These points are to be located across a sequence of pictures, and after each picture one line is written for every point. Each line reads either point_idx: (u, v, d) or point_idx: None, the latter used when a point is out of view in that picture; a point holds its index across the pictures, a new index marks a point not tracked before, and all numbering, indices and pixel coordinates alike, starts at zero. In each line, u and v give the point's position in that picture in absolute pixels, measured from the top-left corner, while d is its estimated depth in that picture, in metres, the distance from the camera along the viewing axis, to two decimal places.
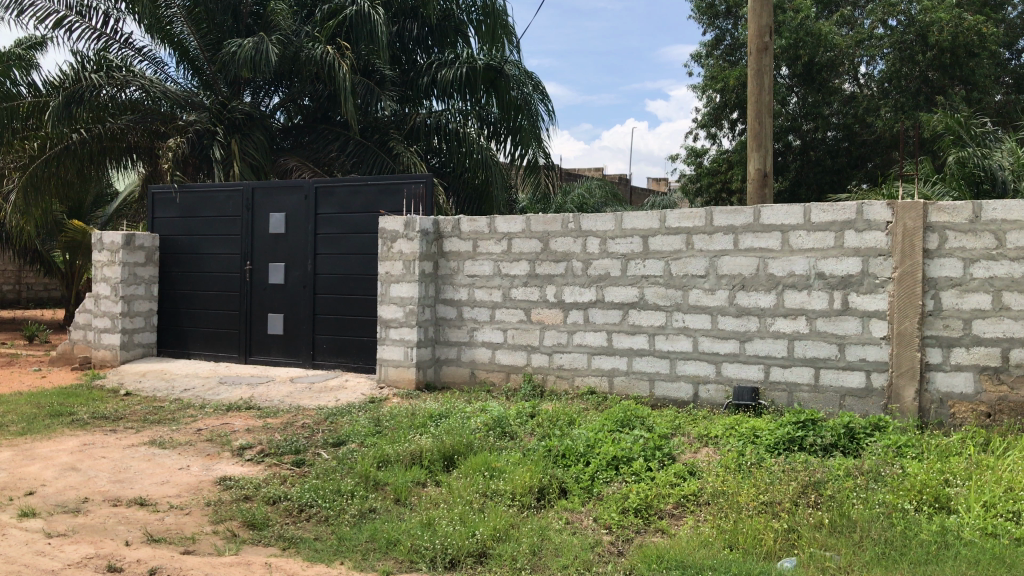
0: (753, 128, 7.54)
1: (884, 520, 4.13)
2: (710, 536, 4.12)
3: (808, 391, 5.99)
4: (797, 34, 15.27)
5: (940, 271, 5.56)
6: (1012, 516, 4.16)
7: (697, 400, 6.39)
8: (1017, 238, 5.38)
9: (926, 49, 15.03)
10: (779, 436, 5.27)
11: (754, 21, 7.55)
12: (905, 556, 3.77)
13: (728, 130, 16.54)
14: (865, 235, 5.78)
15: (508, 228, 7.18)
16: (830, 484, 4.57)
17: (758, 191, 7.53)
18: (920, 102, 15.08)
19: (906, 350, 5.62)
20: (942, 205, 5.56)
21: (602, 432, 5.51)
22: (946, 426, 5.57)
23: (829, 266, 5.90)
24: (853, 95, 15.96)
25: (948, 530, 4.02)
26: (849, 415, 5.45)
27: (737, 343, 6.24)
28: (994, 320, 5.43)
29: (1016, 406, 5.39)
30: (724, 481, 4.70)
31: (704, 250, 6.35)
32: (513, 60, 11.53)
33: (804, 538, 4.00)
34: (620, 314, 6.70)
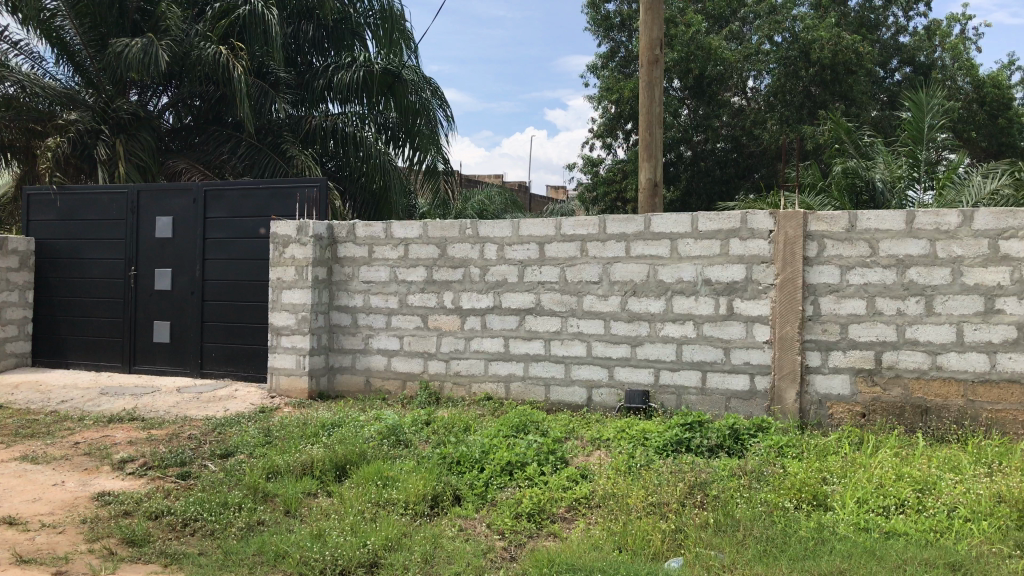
0: (644, 138, 7.71)
1: (766, 518, 4.28)
2: (601, 537, 4.20)
3: (695, 394, 6.17)
4: (687, 48, 15.72)
5: (819, 278, 5.83)
6: (882, 511, 4.38)
7: (590, 404, 6.50)
8: (889, 247, 5.67)
9: (808, 65, 15.69)
10: (667, 437, 5.41)
11: (645, 34, 7.72)
12: (784, 552, 3.92)
13: (622, 140, 16.91)
14: (749, 243, 5.99)
15: (404, 234, 7.12)
16: (715, 484, 4.71)
17: (649, 200, 7.70)
18: (804, 117, 15.75)
19: (787, 354, 5.86)
20: (821, 215, 5.81)
21: (497, 438, 5.52)
22: (824, 426, 5.83)
23: (715, 273, 6.09)
24: (741, 108, 16.66)
25: (824, 526, 4.20)
26: (734, 417, 5.63)
27: (629, 347, 6.36)
28: (868, 324, 5.71)
29: (888, 406, 5.67)
30: (614, 483, 4.80)
31: (598, 257, 6.46)
32: (411, 65, 11.48)
33: (689, 539, 4.10)
34: (516, 320, 6.73)
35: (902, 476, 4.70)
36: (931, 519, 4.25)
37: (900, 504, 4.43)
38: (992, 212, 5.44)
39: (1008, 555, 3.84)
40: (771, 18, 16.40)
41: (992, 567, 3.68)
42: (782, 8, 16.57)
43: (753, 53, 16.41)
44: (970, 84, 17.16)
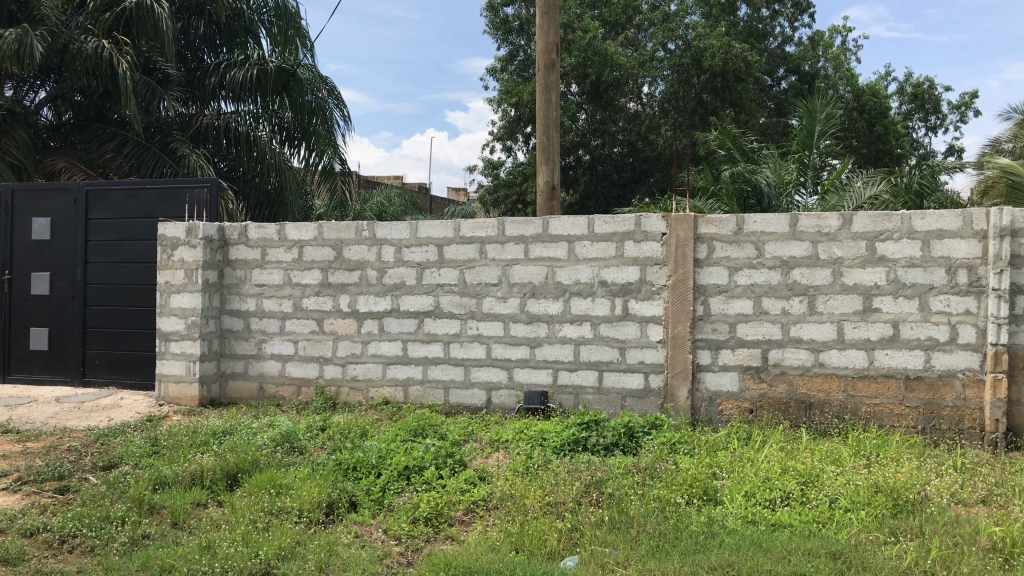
0: (541, 142, 7.79)
1: (658, 514, 4.38)
2: (498, 539, 4.21)
3: (592, 394, 6.26)
4: (584, 53, 15.94)
5: (709, 279, 6.00)
6: (769, 503, 4.54)
7: (489, 406, 6.51)
8: (774, 249, 5.88)
9: (700, 72, 16.09)
10: (565, 437, 5.48)
11: (542, 38, 7.79)
12: (676, 547, 4.01)
13: (522, 143, 17.04)
14: (643, 245, 6.11)
15: (298, 236, 6.97)
16: (610, 482, 4.78)
17: (547, 203, 7.78)
18: (696, 123, 16.24)
19: (679, 352, 6.01)
20: (710, 218, 5.99)
21: (394, 442, 5.46)
22: (714, 423, 6.01)
23: (611, 274, 6.19)
24: (637, 113, 17.00)
25: (714, 520, 4.32)
26: (628, 416, 5.74)
27: (528, 349, 6.40)
28: (755, 323, 5.92)
29: (774, 402, 5.89)
30: (512, 484, 4.81)
31: (497, 259, 6.47)
32: (307, 64, 11.27)
33: (585, 537, 4.15)
34: (415, 323, 6.68)
35: (787, 469, 4.89)
36: (815, 510, 4.42)
37: (785, 497, 4.60)
38: (869, 215, 5.71)
39: (885, 542, 4.03)
40: (664, 25, 16.79)
41: (869, 553, 3.86)
42: (675, 17, 17.00)
43: (649, 60, 16.79)
44: (850, 93, 18.00)
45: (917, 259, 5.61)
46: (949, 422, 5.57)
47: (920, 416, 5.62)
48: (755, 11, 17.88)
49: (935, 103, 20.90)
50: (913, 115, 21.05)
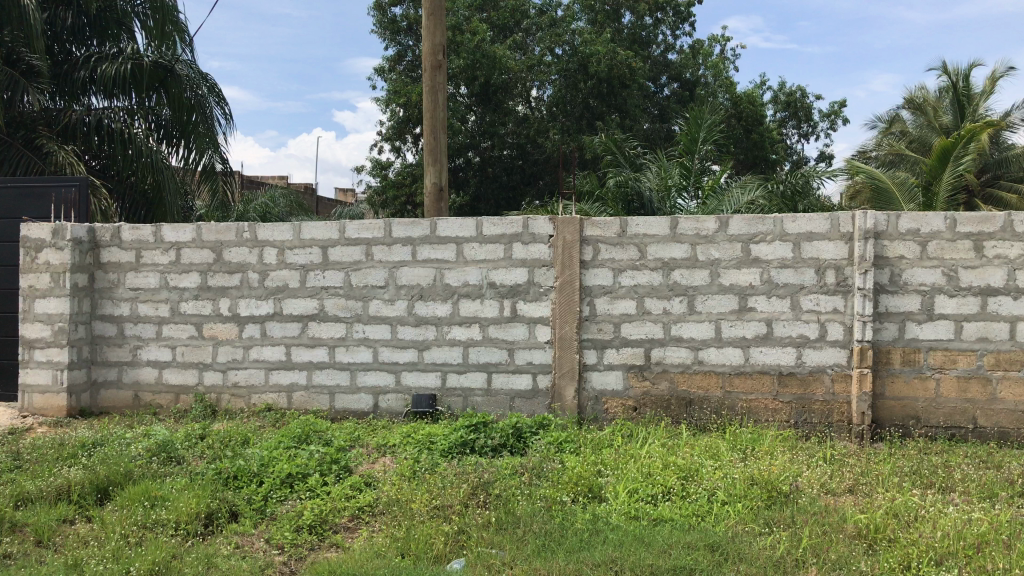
0: (428, 143, 7.76)
1: (544, 513, 4.42)
2: (383, 545, 4.16)
3: (481, 395, 6.27)
4: (473, 55, 15.90)
5: (594, 280, 6.11)
6: (651, 498, 4.66)
7: (376, 410, 6.43)
8: (656, 251, 6.04)
9: (586, 78, 16.41)
10: (452, 440, 5.46)
11: (428, 39, 7.74)
12: (561, 546, 4.05)
13: (411, 143, 16.96)
14: (531, 247, 6.16)
15: (175, 238, 6.71)
16: (497, 483, 4.79)
17: (435, 204, 7.77)
18: (583, 127, 16.57)
19: (566, 352, 6.09)
20: (595, 221, 6.10)
21: (277, 450, 5.32)
22: (599, 421, 6.13)
23: (499, 276, 6.22)
24: (525, 117, 16.99)
25: (598, 517, 4.40)
26: (516, 416, 5.79)
27: (415, 352, 6.35)
28: (637, 323, 6.06)
29: (656, 400, 6.04)
30: (399, 489, 4.77)
31: (384, 261, 6.40)
32: (185, 59, 10.82)
33: (471, 539, 4.15)
34: (299, 327, 6.53)
35: (668, 464, 5.03)
36: (694, 504, 4.56)
37: (667, 491, 4.73)
38: (744, 218, 5.93)
39: (760, 532, 4.18)
40: (551, 30, 16.99)
41: (746, 545, 3.99)
42: (562, 22, 17.22)
43: (536, 64, 16.83)
44: (729, 101, 18.67)
45: (789, 260, 5.86)
46: (819, 415, 5.85)
47: (793, 410, 5.88)
48: (638, 18, 18.30)
49: (806, 112, 21.93)
50: (785, 122, 22.03)
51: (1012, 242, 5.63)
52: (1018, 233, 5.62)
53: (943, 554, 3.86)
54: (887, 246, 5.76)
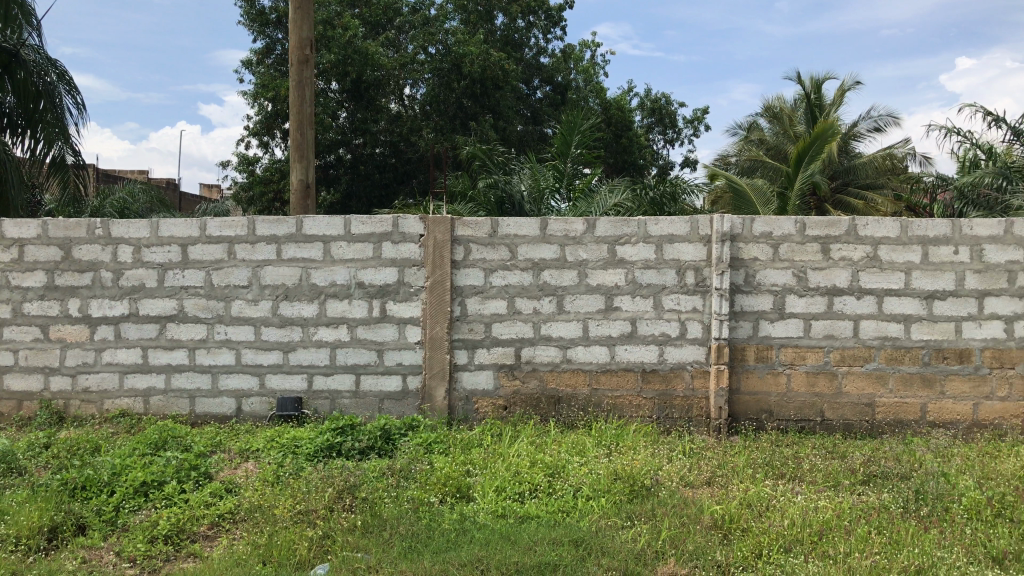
0: (295, 139, 7.58)
1: (411, 515, 4.38)
2: (244, 553, 4.02)
3: (349, 398, 6.17)
4: (344, 51, 15.73)
5: (465, 280, 6.12)
6: (518, 497, 4.70)
7: (239, 414, 6.22)
8: (526, 251, 6.10)
9: (459, 78, 16.43)
10: (318, 443, 5.35)
11: (294, 33, 7.55)
12: (427, 546, 4.03)
13: (280, 139, 16.53)
14: (401, 246, 6.11)
15: (18, 234, 6.29)
16: (364, 486, 4.72)
17: (301, 201, 7.60)
18: (456, 127, 16.52)
19: (437, 353, 6.07)
20: (466, 221, 6.11)
21: (130, 457, 5.08)
22: (469, 421, 6.14)
23: (368, 276, 6.13)
24: (397, 114, 16.90)
25: (465, 517, 4.40)
26: (384, 419, 5.73)
27: (281, 354, 6.19)
28: (508, 323, 6.11)
29: (526, 398, 6.11)
30: (261, 495, 4.63)
31: (247, 260, 6.20)
32: (32, 44, 9.84)
33: (336, 543, 4.07)
34: (156, 328, 6.24)
35: (535, 462, 5.11)
36: (560, 500, 4.63)
37: (533, 489, 4.79)
38: (610, 220, 6.08)
39: (622, 526, 4.29)
40: (424, 29, 16.90)
41: (609, 538, 4.08)
42: (435, 22, 17.15)
43: (409, 62, 16.74)
44: (599, 105, 19.10)
45: (653, 261, 6.05)
46: (680, 410, 6.07)
47: (655, 406, 6.08)
48: (511, 21, 18.43)
49: (671, 118, 22.70)
50: (652, 129, 22.71)
51: (855, 245, 5.98)
52: (861, 237, 5.97)
53: (791, 541, 4.07)
54: (742, 248, 6.03)
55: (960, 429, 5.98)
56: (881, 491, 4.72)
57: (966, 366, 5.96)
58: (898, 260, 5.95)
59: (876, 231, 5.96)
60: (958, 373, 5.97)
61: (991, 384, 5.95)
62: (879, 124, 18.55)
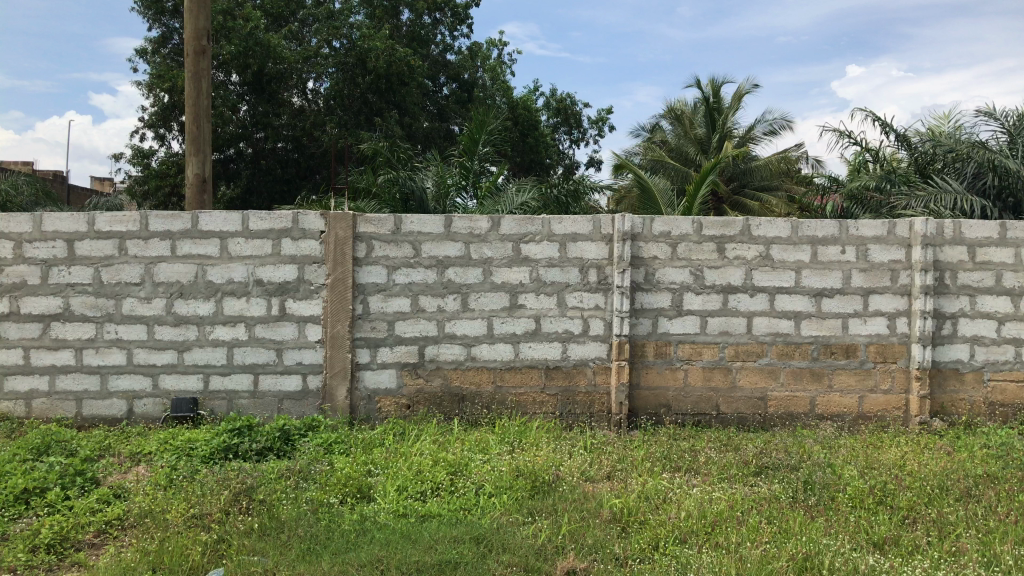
0: (190, 132, 7.36)
1: (310, 516, 4.31)
2: (133, 559, 3.86)
3: (247, 398, 6.02)
4: (245, 43, 15.31)
5: (367, 278, 6.04)
6: (419, 496, 4.67)
7: (130, 416, 5.99)
8: (429, 249, 6.07)
9: (364, 73, 16.17)
10: (214, 445, 5.21)
11: (190, 22, 7.31)
12: (326, 548, 3.96)
13: (177, 132, 16.03)
14: (301, 243, 5.99)
15: None
16: (262, 488, 4.61)
17: (196, 196, 7.39)
18: (361, 123, 16.34)
19: (338, 352, 5.98)
20: (368, 218, 6.03)
21: (10, 463, 4.83)
22: (371, 420, 6.08)
23: (267, 273, 5.99)
24: (300, 109, 16.58)
25: (366, 516, 4.35)
26: (283, 419, 5.62)
27: (175, 353, 5.98)
28: (411, 321, 6.07)
29: (430, 396, 6.09)
30: (152, 500, 4.47)
31: (139, 256, 5.97)
32: None
33: (232, 548, 3.96)
34: (40, 328, 5.95)
35: (437, 461, 5.09)
36: (461, 498, 4.63)
37: (435, 487, 4.77)
38: (514, 219, 6.10)
39: (523, 522, 4.31)
40: (328, 23, 16.63)
41: (510, 535, 4.10)
42: (339, 15, 16.87)
43: (313, 56, 16.38)
44: (506, 104, 19.15)
45: (556, 259, 6.11)
46: (582, 406, 6.17)
47: (558, 402, 6.15)
48: (417, 17, 18.31)
49: (576, 118, 22.98)
50: (558, 128, 22.93)
51: (749, 245, 6.18)
52: (754, 237, 6.17)
53: (686, 532, 4.18)
54: (642, 247, 6.15)
55: (846, 421, 6.24)
56: (772, 481, 4.90)
57: (852, 360, 6.23)
58: (789, 259, 6.18)
59: (768, 231, 6.17)
60: (845, 367, 6.23)
61: (875, 377, 6.24)
62: (775, 127, 19.13)
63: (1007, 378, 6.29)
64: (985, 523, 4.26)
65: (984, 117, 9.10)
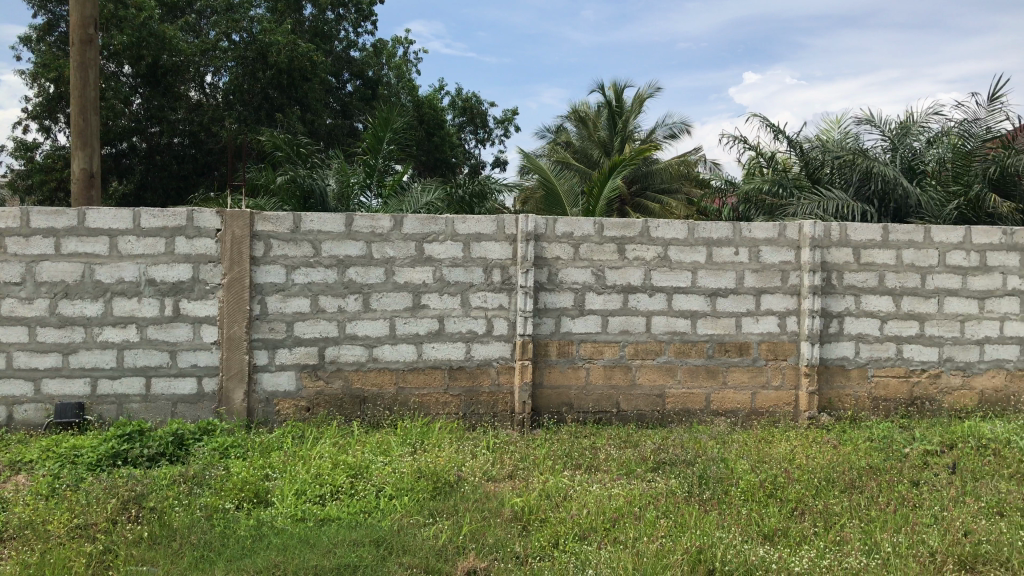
0: (76, 124, 7.05)
1: (204, 522, 4.17)
2: (10, 574, 3.65)
3: (138, 402, 5.80)
4: (139, 34, 14.70)
5: (265, 277, 5.90)
6: (318, 499, 4.59)
7: (10, 422, 5.70)
8: (330, 248, 5.97)
9: (265, 67, 15.69)
10: (101, 452, 5.00)
11: (76, 10, 6.97)
12: (221, 555, 3.85)
13: (64, 124, 15.32)
14: (196, 241, 5.81)
15: None
16: (152, 495, 4.45)
17: (84, 191, 7.10)
18: (262, 119, 15.75)
19: (235, 353, 5.83)
20: (266, 215, 5.89)
21: None
22: (270, 423, 5.95)
23: (159, 272, 5.79)
24: (198, 103, 16.23)
25: (262, 522, 4.25)
26: (177, 424, 5.44)
27: (60, 356, 5.72)
28: (311, 321, 5.96)
29: (330, 398, 6.00)
30: (33, 511, 4.26)
31: (19, 255, 5.67)
32: None
33: (120, 558, 3.80)
34: None
35: (337, 464, 5.01)
36: (361, 500, 4.57)
37: (335, 490, 4.70)
38: (417, 219, 6.07)
39: (424, 523, 4.29)
40: (227, 15, 16.16)
41: (410, 536, 4.07)
42: (239, 8, 16.42)
43: (211, 48, 15.91)
44: (411, 102, 19.01)
45: (459, 259, 6.10)
46: (485, 406, 6.19)
47: (461, 403, 6.16)
48: (320, 12, 18.00)
49: (481, 118, 23.02)
50: (464, 127, 22.94)
51: (649, 246, 6.31)
52: (653, 238, 6.31)
53: (586, 528, 4.24)
54: (545, 248, 6.21)
55: (740, 417, 6.45)
56: (669, 477, 5.01)
57: (745, 358, 6.44)
58: (686, 260, 6.34)
59: (666, 233, 6.31)
60: (739, 364, 6.43)
61: (766, 374, 6.46)
62: (674, 131, 19.64)
63: (889, 374, 6.61)
64: (868, 512, 4.47)
65: (865, 126, 9.55)
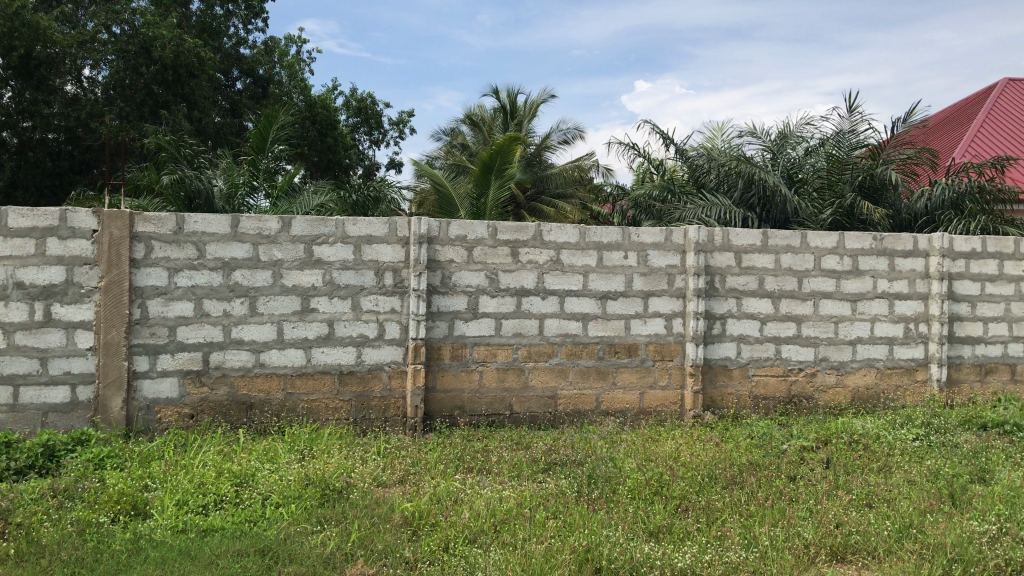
0: None
1: (75, 538, 3.98)
2: None
3: (4, 412, 5.46)
4: (10, 23, 13.86)
5: (146, 280, 5.68)
6: (200, 509, 4.44)
7: None
8: (214, 250, 5.80)
9: (149, 62, 15.08)
10: None
11: None
12: (94, 571, 3.67)
13: None
14: (70, 242, 5.53)
15: None
16: (19, 511, 4.22)
17: None
18: (145, 115, 15.21)
19: (112, 360, 5.57)
20: (147, 216, 5.67)
21: None
22: (151, 432, 5.73)
23: (29, 275, 5.48)
24: (75, 97, 15.53)
25: (139, 535, 4.08)
26: (47, 434, 5.17)
27: None
28: (195, 326, 5.77)
29: (215, 405, 5.82)
30: None
31: None
32: None
33: None
34: None
35: (221, 472, 4.87)
36: (246, 509, 4.44)
37: (218, 500, 4.55)
38: (305, 220, 5.96)
39: (311, 531, 4.21)
40: (107, 6, 15.47)
41: (296, 544, 3.99)
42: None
43: (89, 40, 15.23)
44: (303, 102, 18.63)
45: (350, 262, 6.02)
46: (376, 411, 6.12)
47: (352, 408, 6.07)
48: (208, 7, 17.45)
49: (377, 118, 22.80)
50: (359, 127, 22.69)
51: (541, 249, 6.38)
52: (545, 242, 6.38)
53: (476, 531, 4.25)
54: (439, 251, 6.19)
55: (628, 416, 6.59)
56: (559, 478, 5.08)
57: (634, 359, 6.58)
58: (577, 264, 6.44)
59: (558, 237, 6.40)
60: (627, 365, 6.57)
61: (653, 374, 6.63)
62: (569, 136, 19.91)
63: (768, 373, 6.88)
64: (748, 507, 4.64)
65: (748, 136, 9.92)
